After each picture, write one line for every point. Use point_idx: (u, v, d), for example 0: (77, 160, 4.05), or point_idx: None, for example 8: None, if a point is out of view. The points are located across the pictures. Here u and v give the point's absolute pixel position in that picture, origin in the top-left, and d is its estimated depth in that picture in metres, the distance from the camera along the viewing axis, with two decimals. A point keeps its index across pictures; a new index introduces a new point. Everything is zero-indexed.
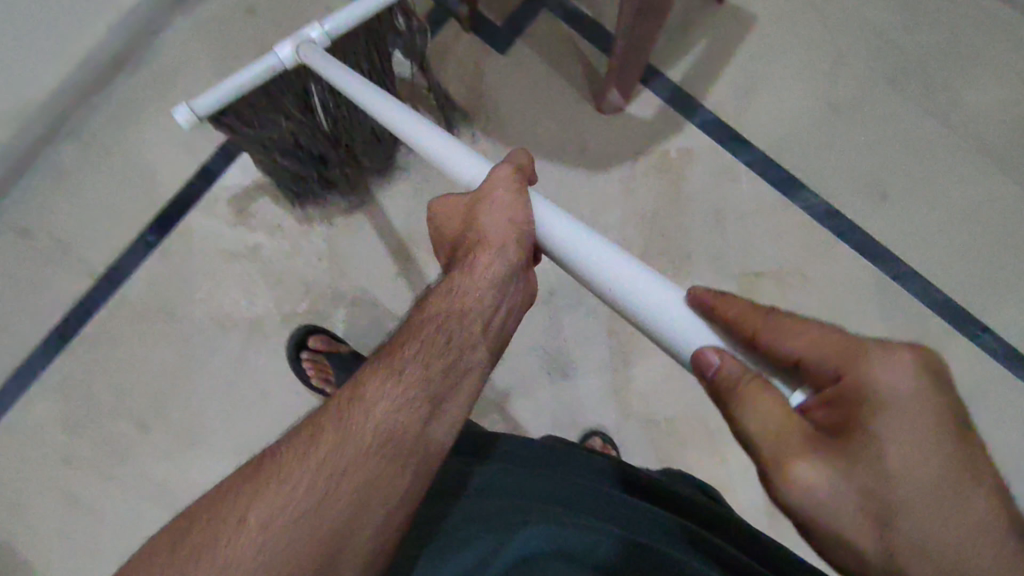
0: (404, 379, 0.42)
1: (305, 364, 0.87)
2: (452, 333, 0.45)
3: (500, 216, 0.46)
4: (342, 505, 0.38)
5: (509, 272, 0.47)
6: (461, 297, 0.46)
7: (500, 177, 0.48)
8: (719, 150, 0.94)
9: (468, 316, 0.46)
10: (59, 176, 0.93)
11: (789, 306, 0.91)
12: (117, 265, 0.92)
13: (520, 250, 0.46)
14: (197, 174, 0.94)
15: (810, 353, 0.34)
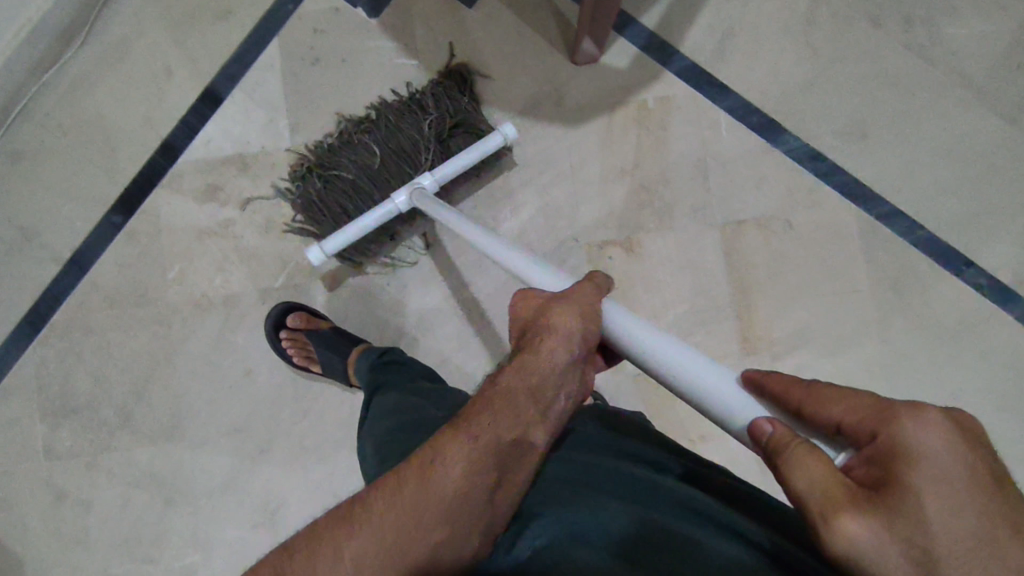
0: (477, 446, 0.44)
1: (285, 344, 0.85)
2: (517, 412, 0.46)
3: (572, 315, 0.47)
4: (418, 559, 0.39)
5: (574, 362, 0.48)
6: (529, 377, 0.47)
7: (582, 285, 0.49)
8: (697, 98, 0.92)
9: (534, 398, 0.47)
10: (14, 160, 0.89)
11: (774, 254, 0.89)
12: (83, 248, 0.89)
13: (588, 344, 0.48)
14: (159, 149, 0.90)
15: (851, 418, 0.36)
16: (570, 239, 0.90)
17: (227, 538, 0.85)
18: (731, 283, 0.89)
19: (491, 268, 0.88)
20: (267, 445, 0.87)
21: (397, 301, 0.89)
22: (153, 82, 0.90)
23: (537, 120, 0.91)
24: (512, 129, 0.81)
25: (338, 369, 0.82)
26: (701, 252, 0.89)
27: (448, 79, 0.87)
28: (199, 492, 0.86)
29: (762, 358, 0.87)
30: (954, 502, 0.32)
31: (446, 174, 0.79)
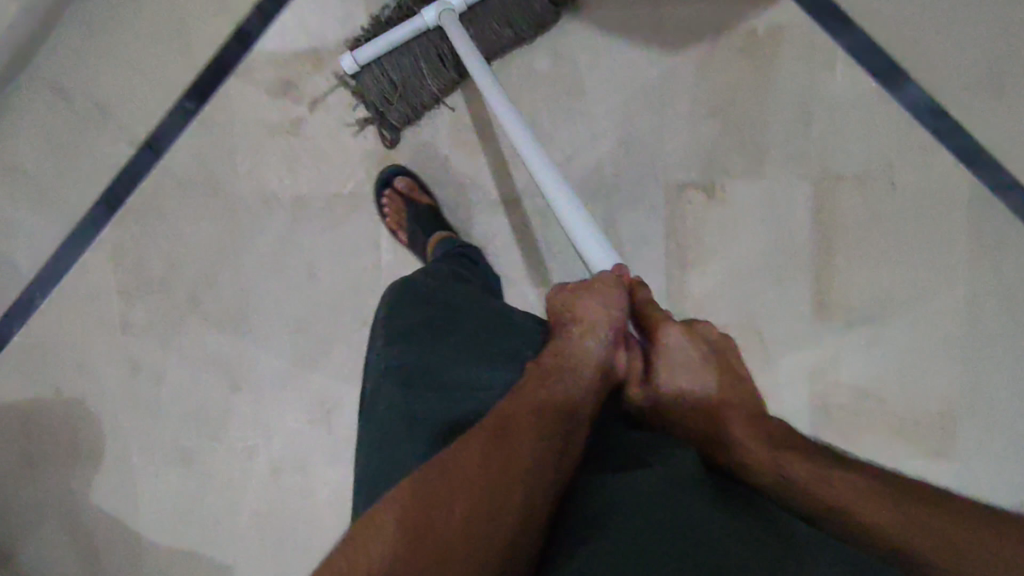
0: (535, 412, 0.48)
1: (383, 201, 0.86)
2: (563, 372, 0.53)
3: (599, 305, 0.58)
4: (480, 504, 0.42)
5: (604, 339, 0.56)
6: (575, 353, 0.55)
7: (606, 279, 0.59)
8: (814, 30, 0.82)
9: (580, 369, 0.54)
10: (88, 31, 0.86)
11: (868, 215, 0.83)
12: (158, 132, 0.89)
13: (612, 320, 0.57)
14: (235, 34, 0.86)
15: (648, 307, 0.61)
16: (649, 177, 0.85)
17: (285, 426, 0.91)
18: (815, 242, 0.84)
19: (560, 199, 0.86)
20: (327, 346, 0.90)
21: (465, 223, 0.88)
22: None
23: (632, 39, 0.84)
24: None
25: (420, 245, 0.85)
26: (789, 204, 0.84)
27: None
28: (261, 381, 0.91)
29: (833, 325, 0.84)
30: (708, 370, 0.56)
31: None
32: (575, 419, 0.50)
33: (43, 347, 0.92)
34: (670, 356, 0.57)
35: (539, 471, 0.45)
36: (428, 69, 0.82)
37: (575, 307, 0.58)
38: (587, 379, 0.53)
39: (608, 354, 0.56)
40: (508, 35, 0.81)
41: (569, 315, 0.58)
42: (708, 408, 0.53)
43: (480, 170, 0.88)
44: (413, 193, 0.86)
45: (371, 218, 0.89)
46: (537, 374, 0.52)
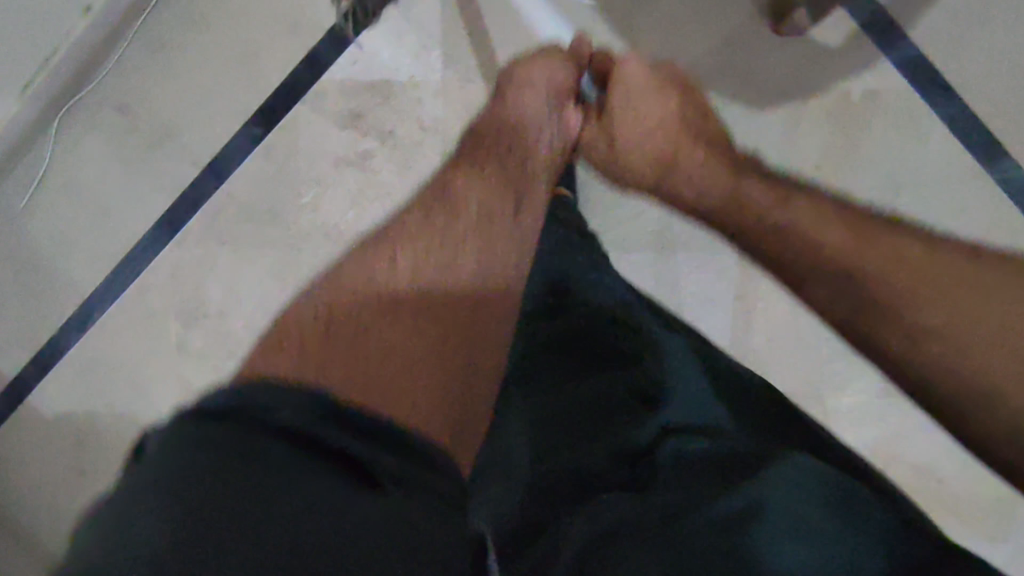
0: (484, 173, 0.67)
1: None
2: (514, 138, 0.70)
3: (548, 67, 0.70)
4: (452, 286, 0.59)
5: (551, 106, 0.71)
6: (522, 109, 0.70)
7: (558, 57, 0.71)
8: (912, 98, 0.78)
9: (528, 140, 0.70)
10: (154, 49, 0.84)
11: None
12: (221, 158, 0.87)
13: (555, 85, 0.70)
14: (304, 62, 0.83)
15: (630, 71, 0.68)
16: None
17: None
18: None
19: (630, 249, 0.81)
20: None
21: None
22: None
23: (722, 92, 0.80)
24: None
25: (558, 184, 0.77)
26: None
27: None
28: None
29: None
30: (664, 96, 0.69)
31: None
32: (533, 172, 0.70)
33: (100, 366, 0.92)
34: (629, 92, 0.69)
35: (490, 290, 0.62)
36: None
37: (524, 71, 0.70)
38: (537, 142, 0.70)
39: (561, 120, 0.71)
40: None
41: (522, 84, 0.70)
42: (769, 222, 0.56)
43: None
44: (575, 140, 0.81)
45: None
46: (502, 103, 0.71)
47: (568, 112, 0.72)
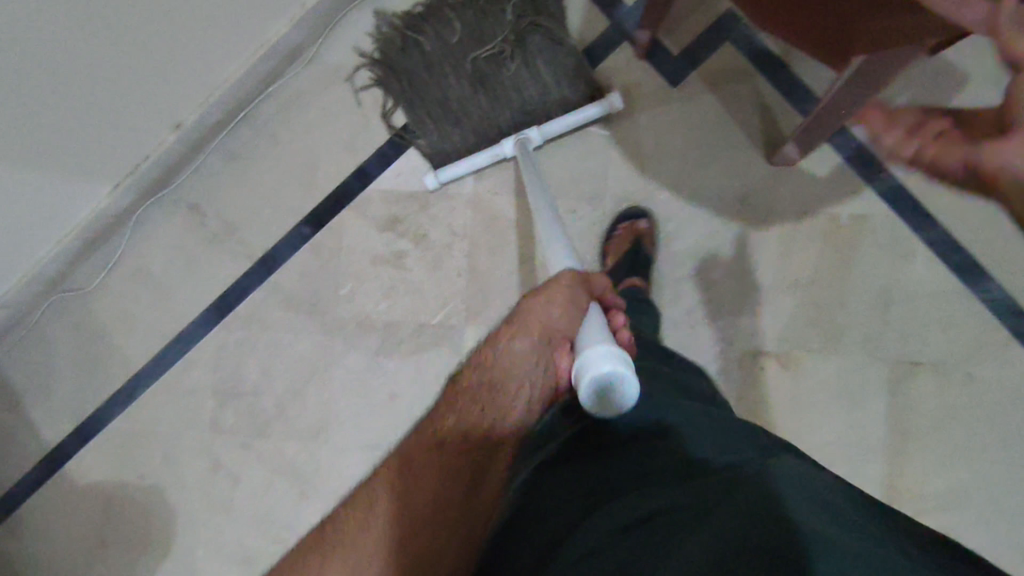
0: (488, 392, 0.58)
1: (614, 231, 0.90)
2: (486, 399, 0.58)
3: (539, 305, 0.60)
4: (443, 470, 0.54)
5: (532, 343, 0.58)
6: (520, 343, 0.59)
7: (560, 283, 0.61)
8: (894, 222, 0.86)
9: (501, 391, 0.58)
10: (229, 159, 0.98)
11: (943, 404, 0.85)
12: (273, 252, 0.97)
13: (545, 324, 0.58)
14: (354, 174, 0.96)
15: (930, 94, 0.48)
16: (725, 341, 0.88)
17: None
18: (888, 424, 0.85)
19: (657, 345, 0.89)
20: None
21: None
22: (361, 110, 0.96)
23: (720, 211, 0.89)
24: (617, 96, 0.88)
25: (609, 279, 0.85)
26: (863, 384, 0.86)
27: None
28: (331, 493, 0.94)
29: (905, 507, 0.84)
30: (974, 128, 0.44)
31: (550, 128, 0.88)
32: (507, 437, 0.57)
33: (139, 437, 0.99)
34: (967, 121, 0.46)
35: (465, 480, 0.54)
36: (422, 56, 0.93)
37: (523, 313, 0.60)
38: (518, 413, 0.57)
39: (542, 377, 0.58)
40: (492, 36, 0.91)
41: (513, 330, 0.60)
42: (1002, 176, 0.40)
43: None
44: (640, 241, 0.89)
45: (456, 348, 0.93)
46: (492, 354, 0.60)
47: (558, 356, 0.58)
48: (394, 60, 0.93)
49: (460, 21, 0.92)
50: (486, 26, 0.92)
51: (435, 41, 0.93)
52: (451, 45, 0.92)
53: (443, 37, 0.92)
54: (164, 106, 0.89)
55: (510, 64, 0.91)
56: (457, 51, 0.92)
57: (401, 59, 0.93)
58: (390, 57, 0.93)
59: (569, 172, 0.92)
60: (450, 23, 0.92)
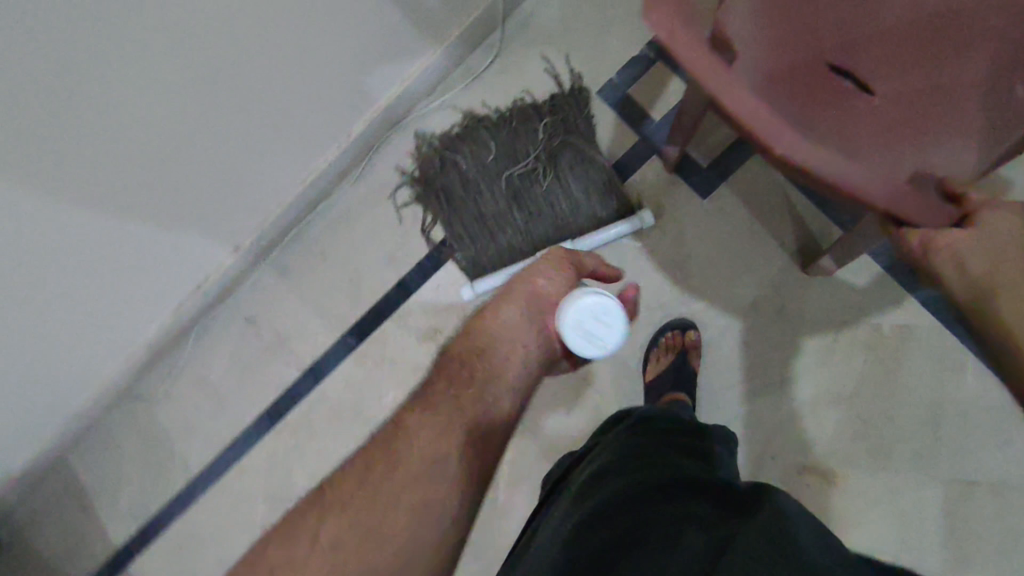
0: (473, 362, 0.63)
1: (661, 340, 0.89)
2: (475, 365, 0.62)
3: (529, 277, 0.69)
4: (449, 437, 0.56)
5: (522, 311, 0.67)
6: (511, 309, 0.67)
7: (553, 254, 0.72)
8: (939, 334, 0.84)
9: (491, 365, 0.63)
10: (282, 273, 1.04)
11: (1007, 527, 0.80)
12: (321, 362, 1.02)
13: (535, 294, 0.68)
14: (396, 287, 1.00)
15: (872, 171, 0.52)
16: (766, 455, 0.86)
17: None
18: (946, 548, 0.81)
19: None
20: None
21: None
22: (404, 226, 1.01)
23: (757, 321, 0.88)
24: (650, 214, 0.89)
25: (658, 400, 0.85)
26: (916, 504, 0.82)
27: (559, 100, 0.94)
28: None
29: None
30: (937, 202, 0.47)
31: (583, 244, 0.90)
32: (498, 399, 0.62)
33: (197, 538, 1.03)
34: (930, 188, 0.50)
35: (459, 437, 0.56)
36: (461, 173, 0.96)
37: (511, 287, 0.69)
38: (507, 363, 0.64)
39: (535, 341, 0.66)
40: (528, 155, 0.94)
41: (497, 304, 0.67)
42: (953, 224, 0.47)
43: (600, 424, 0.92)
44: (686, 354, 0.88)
45: None
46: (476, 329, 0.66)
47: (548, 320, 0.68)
48: (434, 174, 0.97)
49: (495, 140, 0.95)
50: (522, 145, 0.94)
51: (473, 157, 0.96)
52: (488, 161, 0.95)
53: (481, 154, 0.96)
54: (224, 233, 0.94)
55: (544, 180, 0.93)
56: (493, 169, 0.95)
57: (441, 174, 0.97)
58: (431, 171, 0.97)
59: None
60: (488, 141, 0.96)
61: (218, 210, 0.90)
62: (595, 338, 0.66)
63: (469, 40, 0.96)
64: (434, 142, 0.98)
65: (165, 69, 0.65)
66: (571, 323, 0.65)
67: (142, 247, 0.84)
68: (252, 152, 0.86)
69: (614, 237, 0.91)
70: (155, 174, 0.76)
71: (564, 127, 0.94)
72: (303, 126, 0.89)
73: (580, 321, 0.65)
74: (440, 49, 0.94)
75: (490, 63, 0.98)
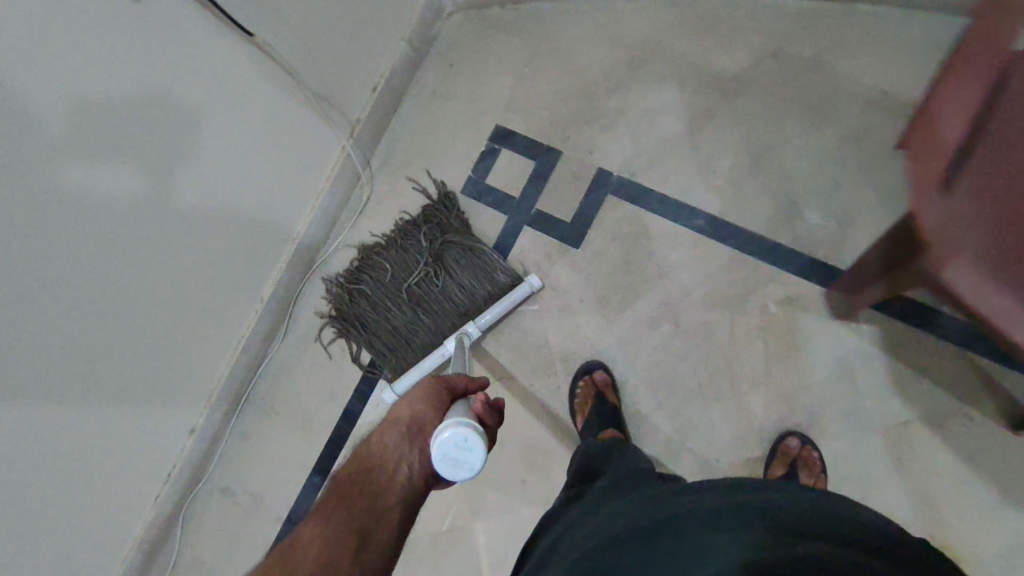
0: (386, 466, 0.59)
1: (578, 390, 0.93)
2: (365, 481, 0.56)
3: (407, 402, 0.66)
4: (350, 517, 0.52)
5: (401, 435, 0.62)
6: (404, 416, 0.64)
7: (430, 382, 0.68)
8: (819, 296, 0.88)
9: (386, 470, 0.59)
10: (244, 439, 1.11)
11: (960, 454, 0.81)
12: (296, 508, 1.07)
13: (414, 417, 0.63)
14: (342, 417, 1.07)
15: None
16: (712, 460, 0.89)
17: None
18: (906, 491, 0.82)
19: None
20: None
21: None
22: (334, 361, 1.09)
23: (661, 339, 0.93)
24: (535, 276, 0.97)
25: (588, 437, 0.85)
26: (863, 460, 0.84)
27: (433, 207, 1.04)
28: None
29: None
30: None
31: (484, 319, 0.96)
32: (379, 503, 0.55)
33: None
34: None
35: (338, 544, 0.49)
36: (366, 296, 1.05)
37: (396, 410, 0.64)
38: (391, 475, 0.59)
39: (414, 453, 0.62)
40: (417, 262, 1.02)
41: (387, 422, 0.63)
42: None
43: (552, 479, 0.95)
44: (605, 388, 0.92)
45: (469, 546, 0.96)
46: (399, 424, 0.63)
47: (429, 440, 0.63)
48: (347, 305, 1.05)
49: (389, 259, 1.04)
50: (412, 255, 1.03)
51: (375, 280, 1.05)
52: (387, 279, 1.04)
53: (379, 274, 1.04)
54: (176, 419, 1.02)
55: (438, 280, 1.01)
56: (393, 284, 1.03)
57: (353, 304, 1.05)
58: (343, 303, 1.06)
59: (516, 351, 0.99)
60: (384, 261, 1.05)
61: (170, 398, 0.98)
62: (461, 466, 0.61)
63: (342, 185, 1.09)
64: (340, 279, 1.07)
65: (71, 285, 0.77)
66: (436, 453, 0.60)
67: (108, 454, 0.91)
68: (184, 337, 0.96)
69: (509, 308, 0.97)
70: (89, 378, 0.84)
71: (442, 228, 1.03)
72: (216, 296, 0.99)
73: (446, 451, 0.60)
74: (319, 200, 1.07)
75: (367, 198, 1.11)
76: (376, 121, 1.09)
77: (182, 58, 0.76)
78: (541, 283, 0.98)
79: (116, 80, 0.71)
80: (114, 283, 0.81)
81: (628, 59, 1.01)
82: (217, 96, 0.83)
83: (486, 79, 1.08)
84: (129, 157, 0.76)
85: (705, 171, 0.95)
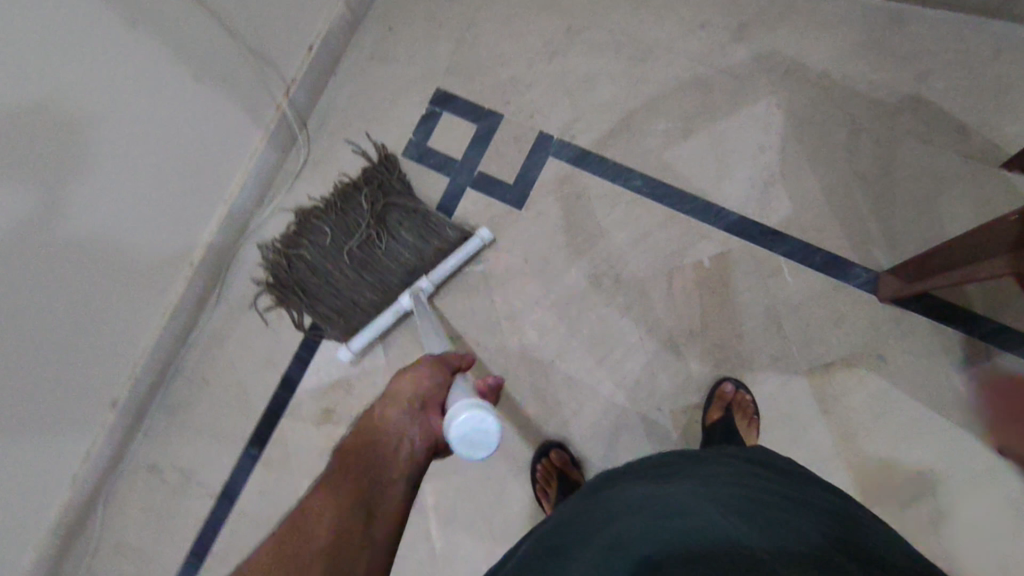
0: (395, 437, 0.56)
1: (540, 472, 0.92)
2: (371, 454, 0.53)
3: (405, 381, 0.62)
4: (358, 488, 0.49)
5: (407, 412, 0.58)
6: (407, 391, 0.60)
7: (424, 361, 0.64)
8: (748, 251, 0.94)
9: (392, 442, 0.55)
10: (171, 413, 1.06)
11: (872, 393, 0.89)
12: (232, 481, 1.03)
13: (418, 396, 0.60)
14: (281, 385, 1.04)
15: None
16: (653, 409, 0.93)
17: None
18: (829, 428, 0.89)
19: (598, 435, 0.94)
20: None
21: (498, 495, 0.95)
22: (269, 328, 1.06)
23: (602, 295, 0.96)
24: (485, 228, 0.98)
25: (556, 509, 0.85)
26: (790, 401, 0.90)
27: (375, 168, 1.03)
28: None
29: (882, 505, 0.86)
30: None
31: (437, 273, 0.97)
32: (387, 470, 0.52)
33: None
34: None
35: (348, 516, 0.46)
36: (307, 260, 1.02)
37: (393, 390, 0.61)
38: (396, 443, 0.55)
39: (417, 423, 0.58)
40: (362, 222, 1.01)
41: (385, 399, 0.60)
42: None
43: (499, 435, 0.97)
44: (566, 467, 0.92)
45: (417, 507, 0.96)
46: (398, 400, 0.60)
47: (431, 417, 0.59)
48: (287, 271, 1.02)
49: (330, 221, 1.02)
50: (355, 215, 1.01)
51: (317, 244, 1.02)
52: (330, 241, 1.01)
53: (321, 236, 1.02)
54: (99, 391, 0.96)
55: (382, 242, 1.00)
56: (336, 245, 1.01)
57: (293, 269, 1.02)
58: (282, 268, 1.02)
59: (461, 312, 1.00)
60: (326, 223, 1.02)
61: (93, 370, 0.93)
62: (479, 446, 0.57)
63: (277, 146, 1.06)
64: (277, 244, 1.04)
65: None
66: (454, 437, 0.56)
67: (30, 427, 0.85)
68: (111, 307, 0.91)
69: (462, 261, 0.98)
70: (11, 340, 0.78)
71: (385, 189, 1.02)
72: (145, 257, 0.93)
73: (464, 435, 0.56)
74: (252, 161, 1.03)
75: (303, 161, 1.08)
76: (311, 82, 1.07)
77: (102, 34, 0.74)
78: (492, 234, 0.99)
79: (36, 52, 0.68)
80: (40, 243, 0.76)
81: (565, 26, 1.04)
82: (133, 92, 0.80)
83: (425, 42, 1.08)
84: (57, 128, 0.73)
85: (642, 134, 0.99)
